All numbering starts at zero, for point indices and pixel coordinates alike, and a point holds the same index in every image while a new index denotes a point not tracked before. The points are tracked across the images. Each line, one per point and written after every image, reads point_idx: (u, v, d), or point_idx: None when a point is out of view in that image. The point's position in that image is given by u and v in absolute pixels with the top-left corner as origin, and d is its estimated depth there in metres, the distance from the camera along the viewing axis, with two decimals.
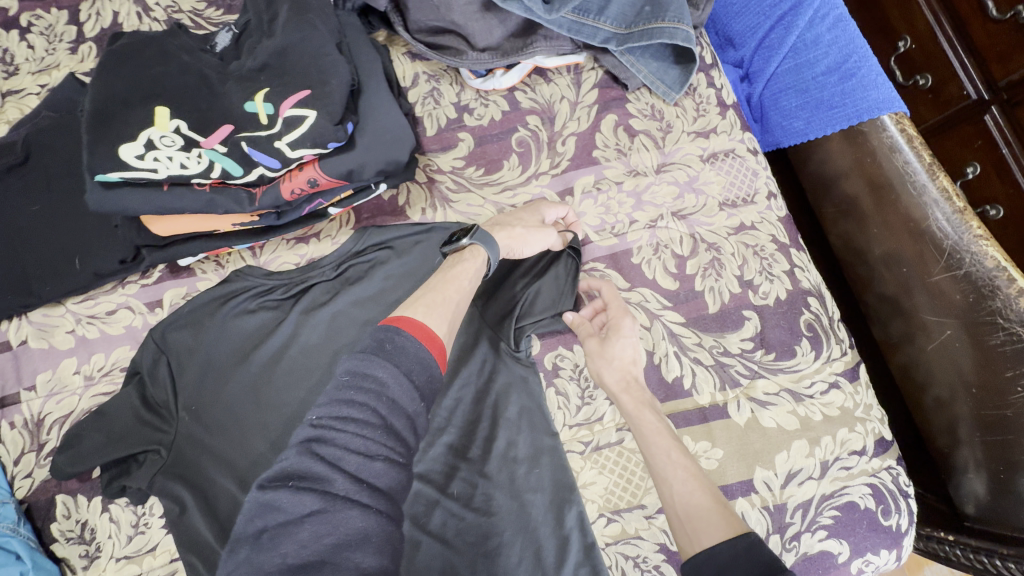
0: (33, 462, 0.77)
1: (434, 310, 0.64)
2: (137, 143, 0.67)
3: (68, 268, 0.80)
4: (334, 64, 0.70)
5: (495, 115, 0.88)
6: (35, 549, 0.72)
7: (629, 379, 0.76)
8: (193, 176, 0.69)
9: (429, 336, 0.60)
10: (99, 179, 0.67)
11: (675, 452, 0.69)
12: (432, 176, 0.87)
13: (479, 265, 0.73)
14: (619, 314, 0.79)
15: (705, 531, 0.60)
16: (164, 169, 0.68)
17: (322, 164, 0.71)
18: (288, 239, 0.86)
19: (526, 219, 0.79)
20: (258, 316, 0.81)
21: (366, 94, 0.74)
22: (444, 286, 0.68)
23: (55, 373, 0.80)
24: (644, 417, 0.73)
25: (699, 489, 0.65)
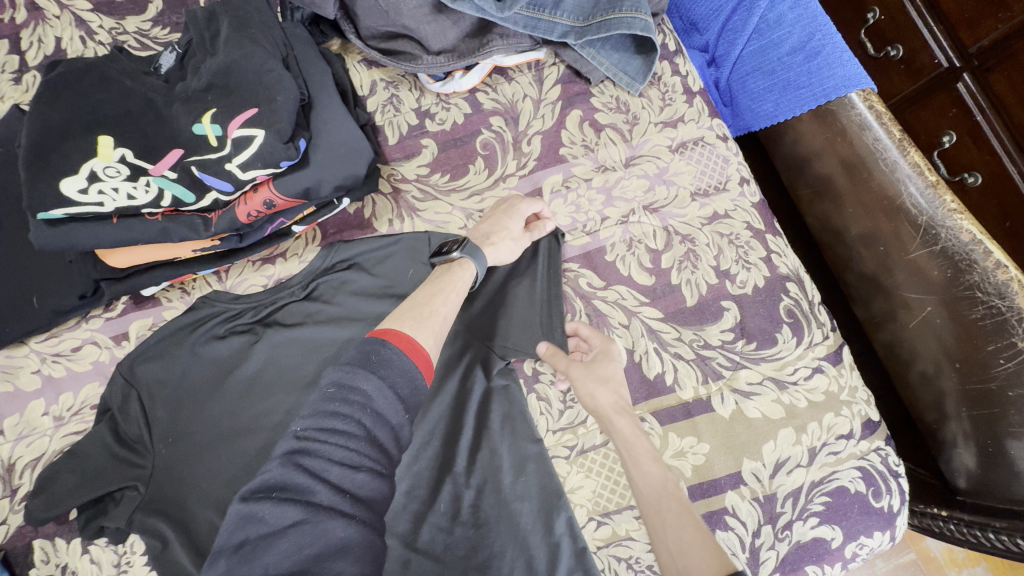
0: (7, 509, 0.76)
1: (423, 325, 0.62)
2: (80, 176, 0.64)
3: (26, 306, 0.77)
4: (279, 80, 0.67)
5: (457, 118, 0.86)
6: None
7: (618, 408, 0.74)
8: (143, 207, 0.66)
9: (416, 349, 0.58)
10: (41, 216, 0.64)
11: (668, 482, 0.67)
12: (397, 186, 0.85)
13: (467, 278, 0.71)
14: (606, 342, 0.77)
15: (693, 565, 0.58)
16: (110, 201, 0.65)
17: (277, 183, 0.68)
18: (254, 261, 0.83)
19: (510, 228, 0.78)
20: (229, 342, 0.79)
21: (317, 108, 0.71)
22: (431, 300, 0.67)
23: (22, 416, 0.78)
24: (636, 442, 0.72)
25: (689, 517, 0.63)
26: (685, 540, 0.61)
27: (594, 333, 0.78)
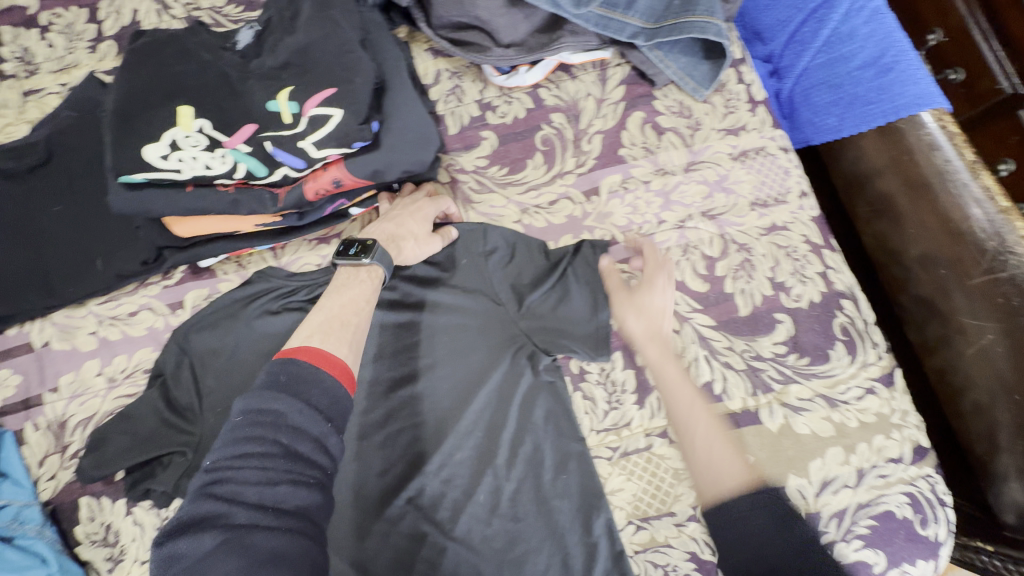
0: (57, 464, 0.77)
1: (333, 335, 0.63)
2: (161, 143, 0.65)
3: (90, 268, 0.79)
4: (357, 61, 0.68)
5: (519, 112, 0.87)
6: (61, 551, 0.72)
7: (655, 334, 0.75)
8: (217, 176, 0.67)
9: (327, 359, 0.59)
10: (123, 179, 0.66)
11: (698, 403, 0.70)
12: (455, 176, 0.85)
13: (374, 283, 0.72)
14: (655, 270, 0.77)
15: (726, 476, 0.62)
16: (188, 169, 0.66)
17: (347, 164, 0.68)
18: (310, 240, 0.85)
19: (415, 230, 0.79)
20: (283, 317, 0.79)
21: (390, 92, 0.70)
22: (340, 312, 0.67)
23: (77, 375, 0.80)
24: (667, 368, 0.73)
25: (725, 437, 0.67)
26: (719, 458, 0.65)
27: (648, 257, 0.79)
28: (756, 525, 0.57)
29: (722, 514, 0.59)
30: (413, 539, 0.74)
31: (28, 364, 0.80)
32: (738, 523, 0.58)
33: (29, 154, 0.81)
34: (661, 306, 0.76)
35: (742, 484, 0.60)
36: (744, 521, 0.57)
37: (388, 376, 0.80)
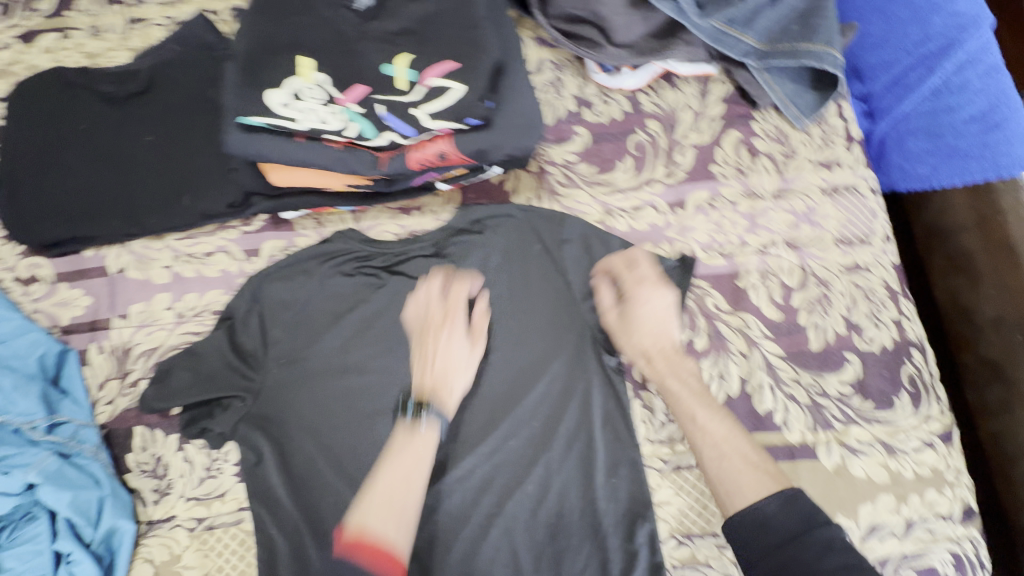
0: (116, 391, 0.78)
1: (383, 516, 0.65)
2: (284, 91, 0.65)
3: (177, 203, 0.79)
4: (486, 39, 0.68)
5: (615, 114, 0.86)
6: (113, 475, 0.73)
7: (651, 354, 0.77)
8: (329, 132, 0.66)
9: (376, 547, 0.62)
10: (242, 121, 0.66)
11: (703, 411, 0.73)
12: (543, 167, 0.85)
13: (427, 447, 0.71)
14: (638, 287, 0.78)
15: (739, 490, 0.66)
16: (303, 121, 0.65)
17: (456, 138, 0.68)
18: (391, 209, 0.85)
19: (456, 356, 0.75)
20: (355, 281, 0.81)
21: (509, 75, 0.69)
22: (398, 464, 0.69)
23: (147, 306, 0.80)
24: (672, 381, 0.76)
25: (733, 439, 0.70)
26: (730, 469, 0.68)
27: (632, 277, 0.78)
28: (781, 535, 0.61)
29: (743, 527, 0.63)
30: (457, 518, 0.75)
31: (100, 287, 0.81)
32: (760, 529, 0.63)
33: (129, 81, 0.82)
34: (660, 316, 0.77)
35: (759, 493, 0.65)
36: (769, 537, 0.62)
37: None
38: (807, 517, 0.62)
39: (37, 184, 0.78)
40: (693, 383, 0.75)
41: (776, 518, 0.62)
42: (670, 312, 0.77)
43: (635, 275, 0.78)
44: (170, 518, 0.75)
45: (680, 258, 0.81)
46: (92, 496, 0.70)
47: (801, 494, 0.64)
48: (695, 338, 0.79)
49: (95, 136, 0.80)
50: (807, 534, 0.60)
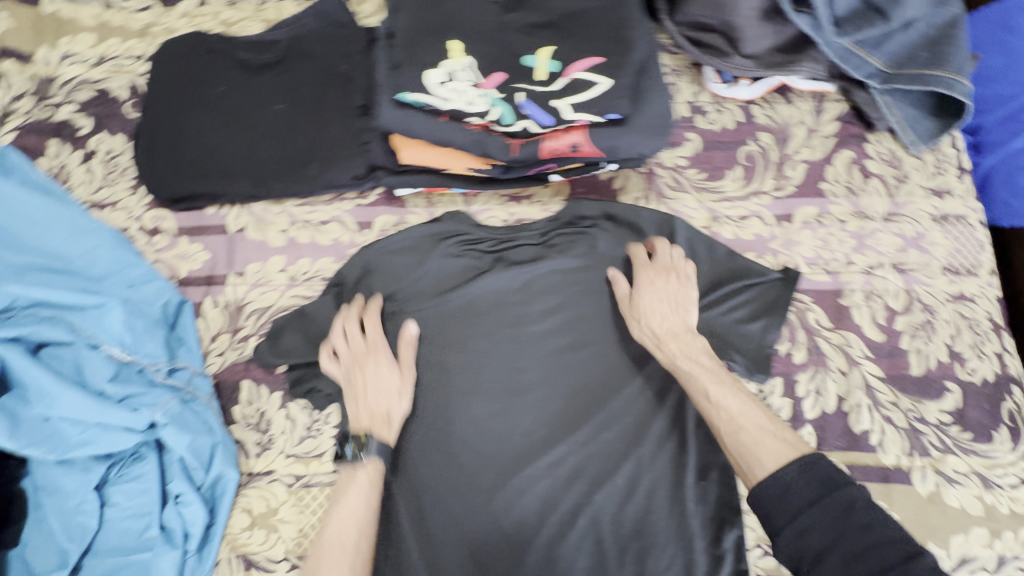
0: (227, 344, 0.81)
1: (328, 555, 0.66)
2: (440, 71, 0.67)
3: (304, 171, 0.81)
4: (636, 39, 0.70)
5: (728, 123, 0.87)
6: (223, 424, 0.77)
7: (662, 335, 0.76)
8: (472, 114, 0.69)
9: None
10: (396, 98, 0.66)
11: (717, 386, 0.70)
12: (652, 168, 0.86)
13: (374, 473, 0.72)
14: (645, 270, 0.79)
15: (764, 456, 0.62)
16: (454, 102, 0.67)
17: (592, 132, 0.70)
18: (502, 196, 0.88)
19: (389, 381, 0.76)
20: (462, 262, 0.83)
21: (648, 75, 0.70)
22: (342, 504, 0.69)
23: (263, 266, 0.84)
24: (688, 360, 0.73)
25: (746, 412, 0.67)
26: (749, 440, 0.65)
27: (646, 261, 0.80)
28: (803, 500, 0.56)
29: (766, 497, 0.58)
30: (546, 503, 0.76)
31: (218, 244, 0.84)
32: (784, 494, 0.58)
33: (265, 51, 0.85)
34: (669, 300, 0.77)
35: (778, 460, 0.61)
36: (792, 501, 0.57)
37: (550, 344, 0.81)
38: (830, 479, 0.57)
39: (177, 141, 0.83)
40: (705, 359, 0.73)
41: (794, 486, 0.58)
42: (682, 294, 0.77)
43: (652, 262, 0.80)
44: (270, 472, 0.77)
45: (784, 271, 0.81)
46: (207, 442, 0.74)
47: (821, 457, 0.59)
48: (793, 351, 0.80)
49: (229, 100, 0.83)
50: (828, 495, 0.56)
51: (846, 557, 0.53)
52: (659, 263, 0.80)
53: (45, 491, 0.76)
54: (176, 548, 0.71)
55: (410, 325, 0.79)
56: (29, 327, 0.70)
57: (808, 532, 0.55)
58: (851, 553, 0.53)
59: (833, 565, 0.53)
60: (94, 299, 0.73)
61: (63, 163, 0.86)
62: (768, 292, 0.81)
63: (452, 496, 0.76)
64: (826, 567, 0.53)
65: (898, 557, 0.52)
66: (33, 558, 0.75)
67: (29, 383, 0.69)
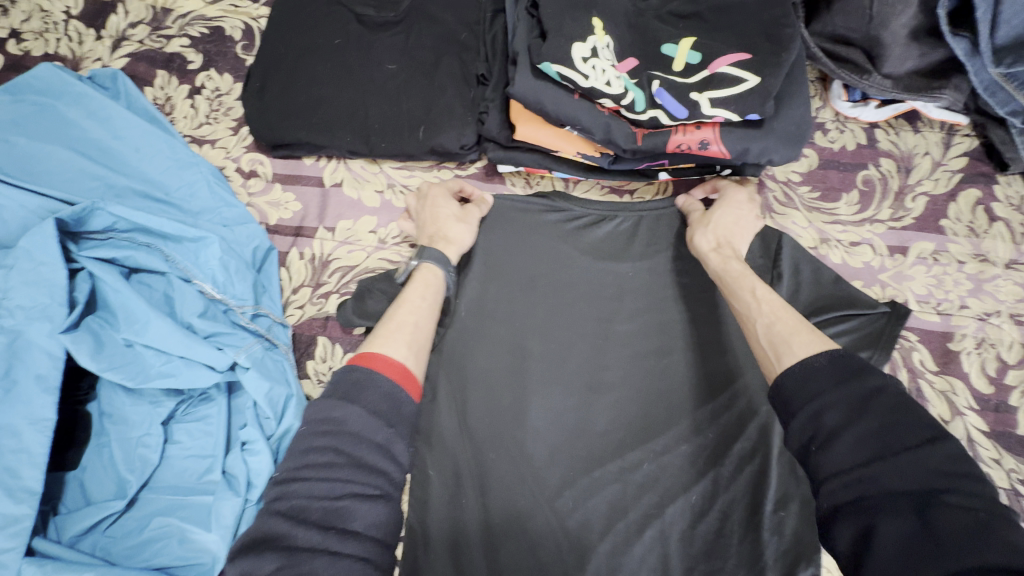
0: (308, 297, 0.80)
1: (391, 337, 0.62)
2: (586, 45, 0.64)
3: (411, 135, 0.80)
4: (791, 39, 0.66)
5: (848, 144, 0.84)
6: (298, 377, 0.75)
7: (723, 240, 0.76)
8: (609, 96, 0.65)
9: (404, 373, 0.58)
10: (537, 66, 0.65)
11: (760, 290, 0.68)
12: (764, 179, 0.83)
13: (431, 281, 0.71)
14: (733, 190, 0.80)
15: (796, 344, 0.58)
16: (592, 79, 0.64)
17: (724, 131, 0.67)
18: (603, 186, 0.86)
19: (453, 212, 0.78)
20: (556, 246, 0.81)
21: (793, 81, 0.68)
22: (397, 311, 0.66)
23: (354, 225, 0.82)
24: (731, 269, 0.72)
25: (787, 311, 0.63)
26: (784, 333, 0.60)
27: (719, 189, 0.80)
28: (828, 381, 0.52)
29: (790, 377, 0.55)
30: (614, 509, 0.73)
31: (312, 196, 0.83)
32: (809, 375, 0.53)
33: (387, 9, 0.84)
34: (744, 217, 0.78)
35: (812, 349, 0.56)
36: (815, 384, 0.52)
37: (636, 345, 0.78)
38: (857, 368, 0.52)
39: (287, 87, 0.81)
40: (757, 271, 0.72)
41: (818, 371, 0.53)
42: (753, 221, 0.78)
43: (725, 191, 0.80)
44: None
45: (892, 304, 0.76)
46: (282, 393, 0.71)
47: (851, 352, 0.55)
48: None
49: (344, 52, 0.82)
50: (855, 379, 0.51)
51: (861, 437, 0.48)
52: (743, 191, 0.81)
53: (112, 418, 0.75)
54: (233, 492, 0.71)
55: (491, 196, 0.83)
56: (126, 251, 0.69)
57: (825, 412, 0.50)
58: (870, 436, 0.48)
59: (848, 445, 0.48)
60: (191, 231, 0.71)
61: (170, 95, 0.86)
62: (881, 326, 0.75)
63: (518, 487, 0.73)
64: (838, 447, 0.49)
65: (922, 444, 0.47)
66: (89, 484, 0.73)
67: (118, 306, 0.68)
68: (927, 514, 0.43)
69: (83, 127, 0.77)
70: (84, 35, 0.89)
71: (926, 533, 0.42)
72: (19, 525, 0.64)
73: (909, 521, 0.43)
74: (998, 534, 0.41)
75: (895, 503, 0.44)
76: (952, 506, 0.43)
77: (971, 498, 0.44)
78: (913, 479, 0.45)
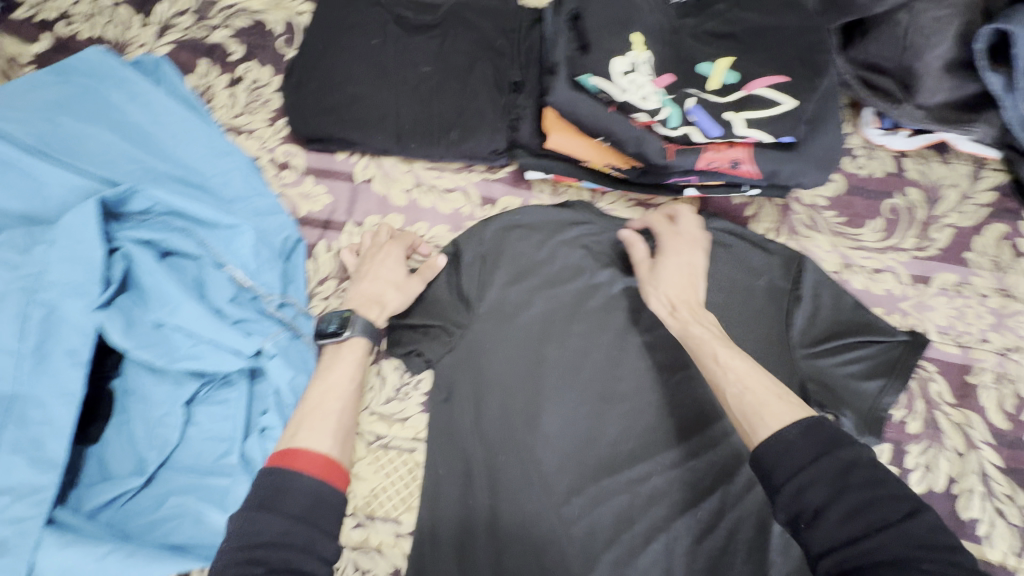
0: (332, 290, 0.81)
1: (315, 428, 0.61)
2: (626, 60, 0.66)
3: (443, 137, 0.81)
4: (826, 65, 0.67)
5: (876, 171, 0.84)
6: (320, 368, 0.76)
7: (677, 301, 0.71)
8: (645, 111, 0.66)
9: (329, 469, 0.57)
10: (576, 79, 0.66)
11: (722, 352, 0.66)
12: (790, 203, 0.84)
13: (357, 359, 0.69)
14: (674, 238, 0.76)
15: (769, 416, 0.57)
16: (629, 93, 0.66)
17: (756, 151, 0.68)
18: (629, 199, 0.87)
19: (390, 274, 0.77)
20: (579, 253, 0.82)
21: (826, 107, 0.69)
22: (320, 400, 0.64)
23: (382, 221, 0.84)
24: (695, 331, 0.68)
25: (755, 374, 0.63)
26: (756, 402, 0.59)
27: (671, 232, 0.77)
28: (804, 456, 0.52)
29: (766, 456, 0.54)
30: (621, 521, 0.73)
31: (342, 191, 0.85)
32: (785, 452, 0.53)
33: (427, 12, 0.85)
34: (686, 271, 0.74)
35: (780, 421, 0.56)
36: (793, 458, 0.53)
37: (653, 358, 0.79)
38: (831, 437, 0.53)
39: (323, 83, 0.82)
40: (716, 328, 0.69)
41: (797, 444, 0.53)
42: (696, 270, 0.74)
43: (679, 229, 0.77)
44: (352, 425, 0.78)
45: (911, 334, 0.77)
46: (303, 379, 0.73)
47: (825, 418, 0.55)
48: (907, 420, 0.76)
49: (381, 51, 0.83)
50: (828, 451, 0.52)
51: (846, 513, 0.49)
52: (686, 234, 0.77)
53: (134, 396, 0.76)
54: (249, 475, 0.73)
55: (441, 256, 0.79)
56: (162, 234, 0.71)
57: (810, 489, 0.51)
58: (852, 509, 0.49)
59: (834, 522, 0.49)
60: (226, 219, 0.73)
61: (209, 83, 0.88)
62: (898, 356, 0.76)
63: (526, 493, 0.73)
64: (826, 524, 0.49)
65: (901, 516, 0.49)
66: (110, 459, 0.75)
67: (152, 288, 0.70)
68: None
69: (124, 111, 0.79)
70: (130, 21, 0.91)
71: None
72: (40, 495, 0.66)
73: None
74: None
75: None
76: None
77: (947, 564, 0.46)
78: (896, 551, 0.47)
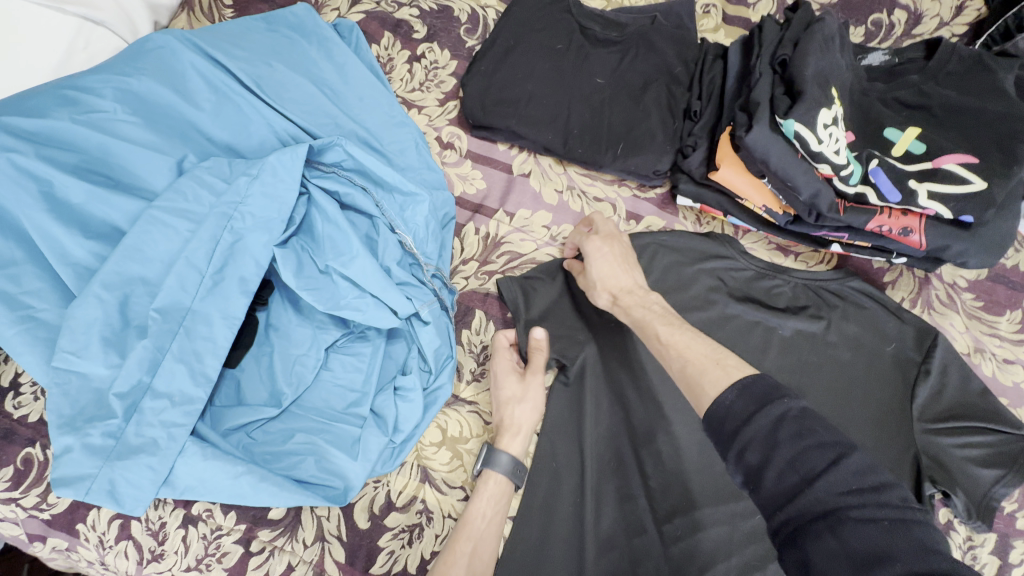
0: (473, 272, 0.86)
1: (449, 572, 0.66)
2: (830, 113, 0.68)
3: (609, 148, 0.84)
4: None
5: (1021, 263, 0.86)
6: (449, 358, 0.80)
7: (616, 291, 0.74)
8: (835, 164, 0.69)
9: None
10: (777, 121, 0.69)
11: (662, 327, 0.68)
12: (930, 276, 0.86)
13: (495, 492, 0.73)
14: (590, 241, 0.78)
15: (710, 382, 0.57)
16: (824, 145, 0.68)
17: (930, 224, 0.70)
18: (770, 243, 0.89)
19: (510, 390, 0.77)
20: (713, 281, 0.83)
21: (1011, 195, 0.70)
22: (456, 540, 0.69)
23: (531, 217, 0.87)
24: (637, 307, 0.72)
25: (695, 346, 0.64)
26: (695, 372, 0.60)
27: (587, 235, 0.79)
28: (742, 416, 0.52)
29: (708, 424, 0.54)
30: (718, 548, 0.74)
31: (499, 180, 0.89)
32: (723, 416, 0.53)
33: (613, 29, 0.89)
34: (617, 259, 0.76)
35: (720, 388, 0.56)
36: (731, 424, 0.52)
37: None
38: (764, 394, 0.52)
39: (506, 76, 0.87)
40: (658, 306, 0.71)
41: (735, 408, 0.53)
42: (628, 256, 0.77)
43: (596, 232, 0.79)
44: (473, 402, 0.82)
45: None
46: (446, 351, 0.78)
47: (758, 375, 0.54)
48: (1017, 513, 0.77)
49: (563, 56, 0.87)
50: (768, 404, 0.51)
51: (782, 466, 0.48)
52: (602, 232, 0.79)
53: (277, 331, 0.80)
54: (379, 428, 0.76)
55: (535, 329, 0.78)
56: (347, 189, 0.76)
57: (748, 448, 0.50)
58: (790, 463, 0.47)
59: (776, 477, 0.48)
60: (406, 187, 0.77)
61: (391, 55, 0.93)
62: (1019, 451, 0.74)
63: (632, 502, 0.75)
64: (767, 482, 0.48)
65: (827, 464, 0.47)
66: (244, 385, 0.79)
67: (327, 237, 0.75)
68: (841, 532, 0.43)
69: (320, 67, 0.84)
70: None
71: (850, 557, 0.42)
72: (193, 406, 0.70)
73: (830, 546, 0.43)
74: (908, 530, 0.43)
75: (820, 530, 0.44)
76: (862, 523, 0.43)
77: (877, 508, 0.44)
78: (827, 501, 0.45)
